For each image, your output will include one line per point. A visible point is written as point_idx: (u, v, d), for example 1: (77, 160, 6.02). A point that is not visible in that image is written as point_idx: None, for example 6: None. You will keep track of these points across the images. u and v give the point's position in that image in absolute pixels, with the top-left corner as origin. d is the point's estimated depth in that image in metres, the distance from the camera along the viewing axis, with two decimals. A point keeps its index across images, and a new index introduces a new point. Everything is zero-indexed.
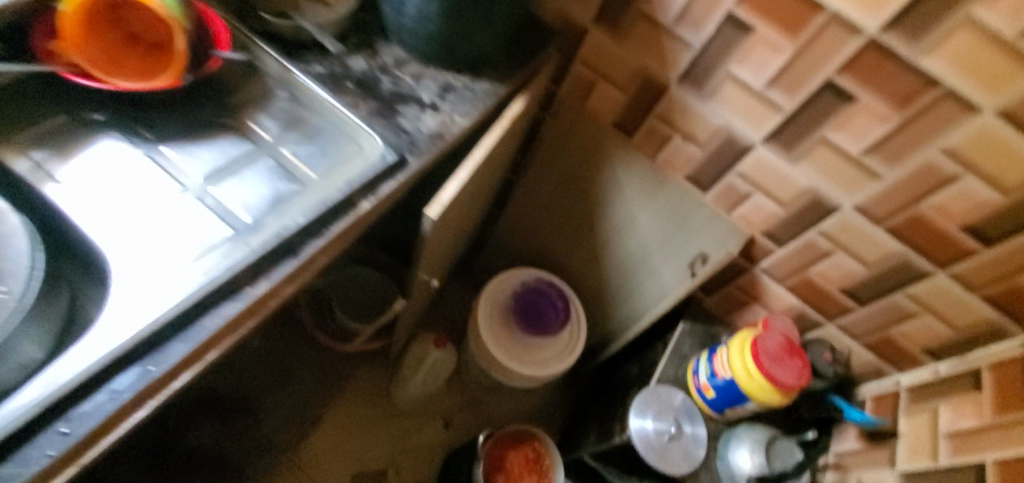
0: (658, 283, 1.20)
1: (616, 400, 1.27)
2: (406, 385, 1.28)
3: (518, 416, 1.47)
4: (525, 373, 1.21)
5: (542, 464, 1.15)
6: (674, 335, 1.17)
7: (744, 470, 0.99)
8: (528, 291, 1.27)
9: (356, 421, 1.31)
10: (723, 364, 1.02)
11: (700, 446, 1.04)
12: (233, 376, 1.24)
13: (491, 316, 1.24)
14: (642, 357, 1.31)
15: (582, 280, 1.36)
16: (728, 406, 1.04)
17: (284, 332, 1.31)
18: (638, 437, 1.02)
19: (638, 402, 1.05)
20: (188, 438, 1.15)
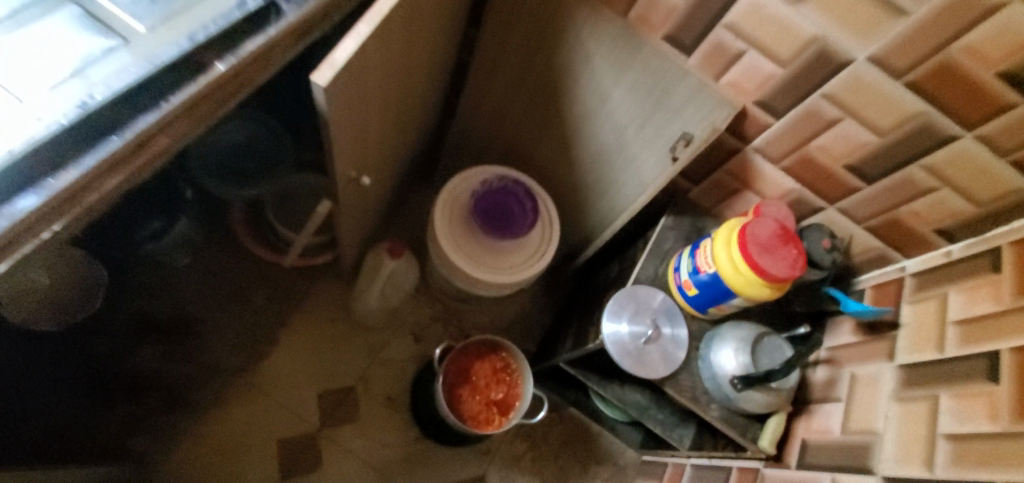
0: (637, 171, 1.05)
1: (594, 304, 1.16)
2: (365, 299, 1.18)
3: (495, 326, 1.39)
4: (491, 280, 1.10)
5: (511, 374, 1.08)
6: (655, 231, 1.05)
7: (726, 372, 0.90)
8: (491, 191, 1.13)
9: (317, 338, 1.23)
10: (707, 258, 0.90)
11: (680, 348, 0.94)
12: (172, 296, 1.13)
13: (450, 219, 1.11)
14: (623, 257, 1.19)
15: (555, 176, 1.21)
16: (712, 304, 0.93)
17: (226, 249, 1.20)
18: (612, 341, 0.93)
19: (612, 305, 0.94)
20: (130, 363, 1.07)
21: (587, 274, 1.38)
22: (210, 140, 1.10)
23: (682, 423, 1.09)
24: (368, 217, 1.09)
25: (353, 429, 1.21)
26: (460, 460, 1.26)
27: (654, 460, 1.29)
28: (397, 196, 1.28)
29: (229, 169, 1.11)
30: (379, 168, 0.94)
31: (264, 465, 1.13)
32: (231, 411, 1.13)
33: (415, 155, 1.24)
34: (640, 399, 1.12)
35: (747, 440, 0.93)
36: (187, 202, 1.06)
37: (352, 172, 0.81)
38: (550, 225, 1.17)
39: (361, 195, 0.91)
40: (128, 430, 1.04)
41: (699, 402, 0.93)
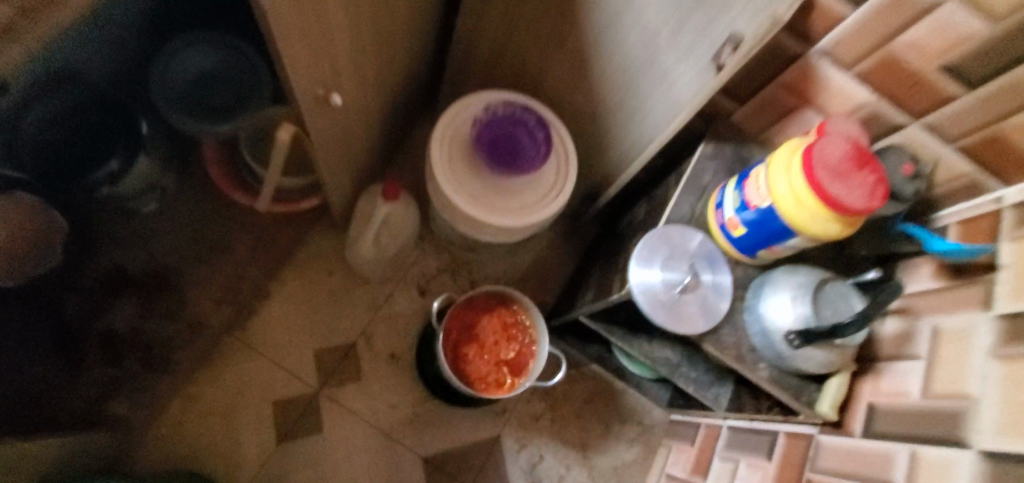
0: (670, 89, 0.87)
1: (620, 249, 1.02)
2: (360, 249, 1.06)
3: (509, 277, 1.26)
4: (499, 224, 0.96)
5: (524, 331, 0.95)
6: (692, 161, 0.87)
7: (779, 327, 0.75)
8: (496, 121, 0.97)
9: (312, 293, 1.13)
10: (760, 190, 0.72)
11: (723, 299, 0.79)
12: (146, 247, 1.03)
13: (450, 156, 0.96)
14: (652, 196, 1.03)
15: (573, 102, 1.04)
16: (763, 247, 0.76)
17: (201, 193, 1.08)
18: (642, 292, 0.78)
19: (640, 249, 0.79)
20: (103, 322, 0.98)
21: (611, 217, 1.23)
22: (174, 65, 0.97)
23: (719, 382, 0.98)
24: (356, 153, 0.94)
25: (356, 388, 1.11)
26: (473, 421, 1.16)
27: (684, 420, 1.18)
28: (393, 132, 1.13)
29: (199, 104, 0.97)
30: (361, 91, 0.79)
31: (260, 426, 1.05)
32: (222, 372, 1.06)
33: (412, 83, 1.08)
34: (670, 356, 0.99)
35: (801, 403, 0.80)
36: (146, 137, 0.96)
37: (319, 89, 0.65)
38: (566, 159, 1.01)
39: (338, 123, 0.77)
40: (106, 394, 0.97)
41: (745, 362, 0.80)
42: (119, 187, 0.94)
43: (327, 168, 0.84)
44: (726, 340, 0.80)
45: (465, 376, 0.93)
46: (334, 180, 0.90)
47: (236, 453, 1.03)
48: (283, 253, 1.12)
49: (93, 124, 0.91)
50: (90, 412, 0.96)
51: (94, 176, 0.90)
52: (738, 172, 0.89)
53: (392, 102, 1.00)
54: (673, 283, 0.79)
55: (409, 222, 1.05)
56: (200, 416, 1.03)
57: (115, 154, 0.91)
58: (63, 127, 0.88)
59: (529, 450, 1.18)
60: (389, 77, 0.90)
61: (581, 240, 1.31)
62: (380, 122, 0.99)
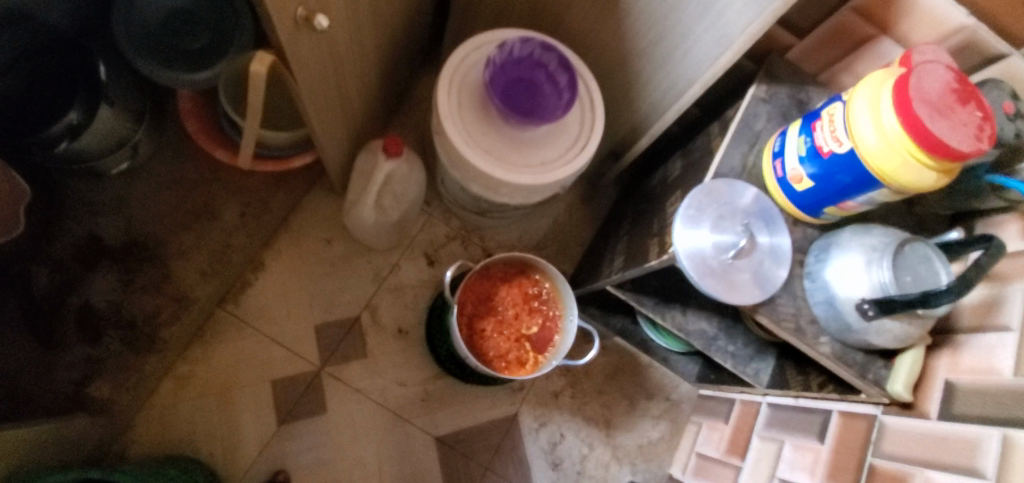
0: (718, 19, 0.74)
1: (651, 210, 0.91)
2: (360, 213, 0.95)
3: (524, 244, 1.15)
4: (517, 183, 0.84)
5: (546, 303, 0.85)
6: (742, 105, 0.75)
7: (850, 296, 0.65)
8: (511, 62, 0.83)
9: (310, 263, 1.03)
10: (838, 133, 0.61)
11: (781, 265, 0.68)
12: (123, 213, 0.93)
13: (459, 104, 0.84)
14: (687, 150, 0.91)
15: (598, 43, 0.90)
16: (831, 204, 0.65)
17: (180, 156, 0.97)
18: (690, 258, 0.67)
19: (686, 208, 0.69)
20: (79, 296, 0.88)
21: (636, 177, 1.11)
22: (138, 4, 0.87)
23: (758, 356, 0.89)
24: (353, 103, 0.83)
25: (362, 365, 1.02)
26: (489, 398, 1.07)
27: (715, 396, 1.08)
28: (393, 83, 1.01)
29: (169, 48, 0.87)
30: (353, 22, 0.67)
31: (260, 408, 0.97)
32: (217, 348, 0.97)
33: (413, 25, 0.95)
34: (706, 329, 0.89)
35: (866, 382, 0.69)
36: (108, 83, 0.83)
37: (300, 9, 0.53)
38: (592, 107, 0.88)
39: (325, 59, 0.65)
40: (87, 375, 0.86)
41: (804, 336, 0.69)
42: (82, 144, 0.82)
43: (316, 115, 0.72)
44: (783, 312, 0.70)
45: (482, 354, 0.84)
46: (326, 133, 0.79)
47: (235, 435, 0.95)
48: (276, 219, 1.02)
49: (49, 72, 0.83)
50: (70, 397, 0.85)
51: (50, 130, 0.79)
52: (794, 117, 0.76)
53: (391, 43, 0.88)
54: (726, 248, 0.68)
55: (414, 183, 0.94)
56: (197, 395, 0.95)
57: (75, 105, 0.81)
58: (15, 75, 0.82)
59: (550, 428, 1.10)
60: (386, 10, 0.77)
61: (602, 203, 1.20)
62: (378, 67, 0.87)
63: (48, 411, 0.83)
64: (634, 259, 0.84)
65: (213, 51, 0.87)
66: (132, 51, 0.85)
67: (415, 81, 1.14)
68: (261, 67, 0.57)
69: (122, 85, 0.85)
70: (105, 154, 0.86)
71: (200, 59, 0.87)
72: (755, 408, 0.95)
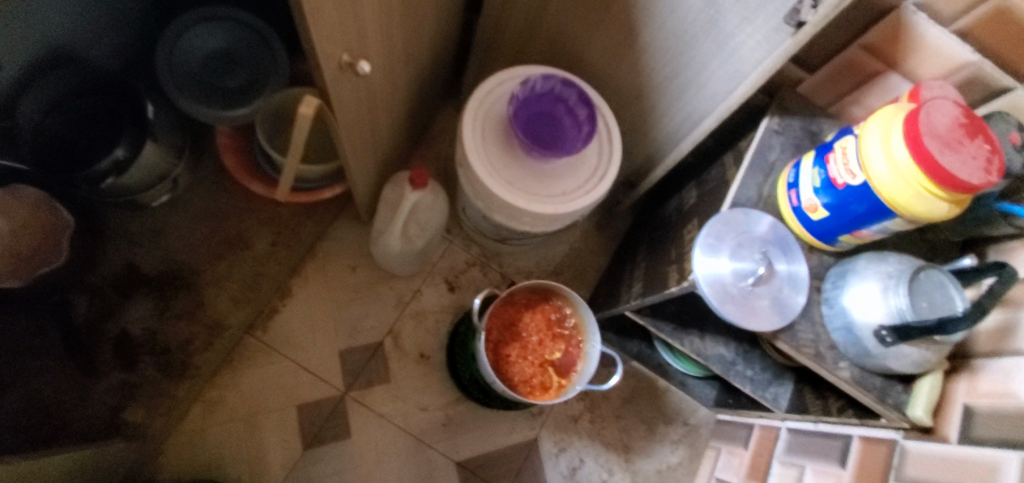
0: (731, 56, 0.78)
1: (668, 237, 0.93)
2: (386, 241, 0.98)
3: (542, 270, 1.18)
4: (540, 212, 0.87)
5: (569, 328, 0.87)
6: (756, 137, 0.78)
7: (868, 322, 0.67)
8: (533, 98, 0.88)
9: (335, 290, 1.06)
10: (851, 166, 0.64)
11: (799, 291, 0.70)
12: (160, 243, 0.98)
13: (483, 137, 0.88)
14: (702, 179, 0.94)
15: (614, 78, 0.95)
16: (846, 232, 0.68)
17: (215, 188, 1.03)
18: (711, 285, 0.70)
19: (705, 236, 0.71)
20: (116, 324, 0.93)
21: (651, 204, 1.14)
22: (182, 45, 0.92)
23: (777, 380, 0.90)
24: (382, 136, 0.87)
25: (385, 390, 1.04)
26: (509, 423, 1.09)
27: (733, 421, 1.06)
28: (417, 116, 1.06)
29: (209, 85, 0.93)
30: (388, 63, 0.71)
31: (286, 433, 0.99)
32: (245, 373, 0.99)
33: (438, 62, 1.00)
34: (723, 353, 0.90)
35: (886, 406, 0.71)
36: (153, 121, 0.89)
37: (345, 54, 0.57)
38: (608, 139, 0.92)
39: (363, 99, 0.69)
40: (122, 401, 0.90)
41: (824, 361, 0.71)
42: (127, 179, 0.87)
43: (352, 151, 0.76)
44: (803, 338, 0.72)
45: (508, 379, 0.86)
46: (357, 166, 0.82)
47: (262, 458, 0.97)
48: (304, 248, 1.05)
49: (95, 111, 0.89)
50: (106, 422, 0.89)
51: (97, 166, 0.83)
52: (807, 148, 0.79)
53: (418, 81, 0.92)
54: (745, 275, 0.70)
55: (438, 212, 0.97)
56: (224, 419, 0.97)
57: (122, 141, 0.85)
58: (62, 115, 0.87)
59: (569, 453, 1.11)
60: (415, 51, 0.82)
61: (618, 230, 1.23)
62: (406, 103, 0.91)
63: (85, 436, 0.86)
64: (653, 284, 0.86)
65: (252, 88, 0.94)
66: (175, 92, 0.90)
67: (435, 114, 1.19)
68: (309, 110, 0.60)
69: (163, 122, 0.91)
70: (149, 186, 0.91)
71: (239, 98, 0.93)
72: (774, 433, 0.92)
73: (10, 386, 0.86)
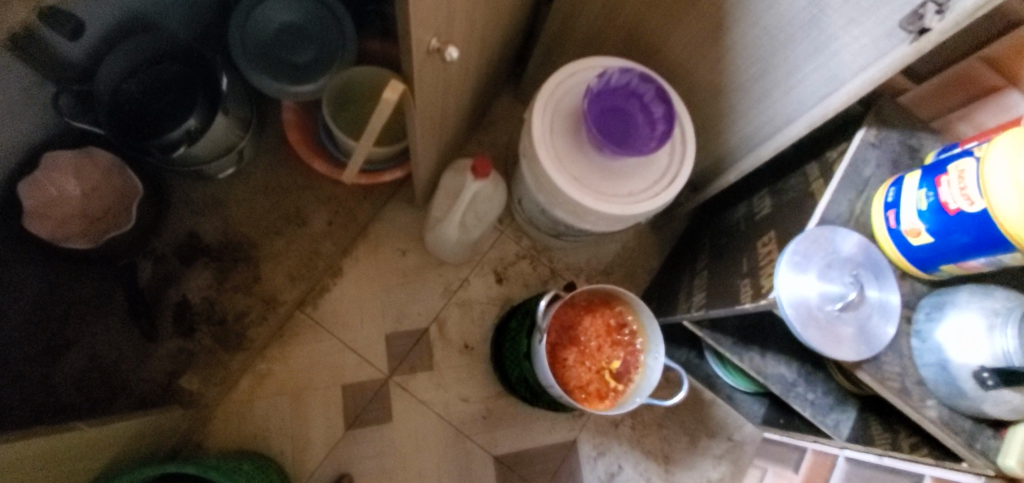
0: (830, 61, 0.73)
1: (735, 247, 0.88)
2: (441, 229, 0.96)
3: (592, 268, 1.14)
4: (607, 212, 0.84)
5: (629, 336, 0.84)
6: (850, 150, 0.73)
7: (966, 362, 0.62)
8: (607, 91, 0.84)
9: (385, 273, 1.05)
10: (968, 191, 0.59)
11: (890, 321, 0.66)
12: (220, 215, 0.99)
13: (551, 130, 0.84)
14: (778, 188, 0.89)
15: (693, 76, 0.90)
16: (949, 261, 0.63)
17: (276, 162, 1.02)
18: (795, 307, 0.65)
19: (793, 252, 0.66)
20: (176, 291, 0.95)
21: (713, 210, 1.09)
22: (254, 16, 0.91)
23: (839, 406, 0.85)
24: (448, 123, 0.85)
25: (428, 377, 1.03)
26: (548, 421, 1.07)
27: (782, 442, 1.00)
28: (479, 103, 1.03)
29: (277, 59, 0.92)
30: (466, 47, 0.68)
31: (330, 412, 0.99)
32: (294, 350, 1.00)
33: (505, 49, 0.97)
34: (785, 373, 0.86)
35: (974, 452, 0.65)
36: (227, 93, 0.88)
37: (434, 39, 0.55)
38: (683, 140, 0.88)
39: (440, 85, 0.66)
40: (177, 368, 0.94)
41: (910, 398, 0.66)
42: (197, 149, 0.86)
43: (420, 137, 0.74)
44: (888, 370, 0.67)
45: (564, 383, 0.83)
46: (422, 152, 0.80)
47: (305, 435, 0.98)
48: (357, 229, 1.05)
49: (170, 79, 0.89)
50: (162, 386, 0.93)
51: (170, 135, 0.83)
52: (905, 165, 0.73)
53: (486, 67, 0.89)
54: (832, 299, 0.66)
55: (496, 203, 0.95)
56: (273, 390, 0.98)
57: (195, 111, 0.86)
58: (140, 80, 0.88)
59: (608, 458, 1.08)
60: (489, 37, 0.79)
61: (674, 233, 1.18)
62: (472, 89, 0.88)
63: (144, 399, 0.92)
64: (719, 297, 0.82)
65: (318, 65, 0.92)
66: (246, 65, 0.89)
67: (494, 100, 1.15)
68: (393, 95, 0.58)
69: (236, 94, 0.90)
70: (214, 157, 0.91)
71: (306, 73, 0.92)
72: (830, 460, 0.85)
73: (72, 347, 0.90)
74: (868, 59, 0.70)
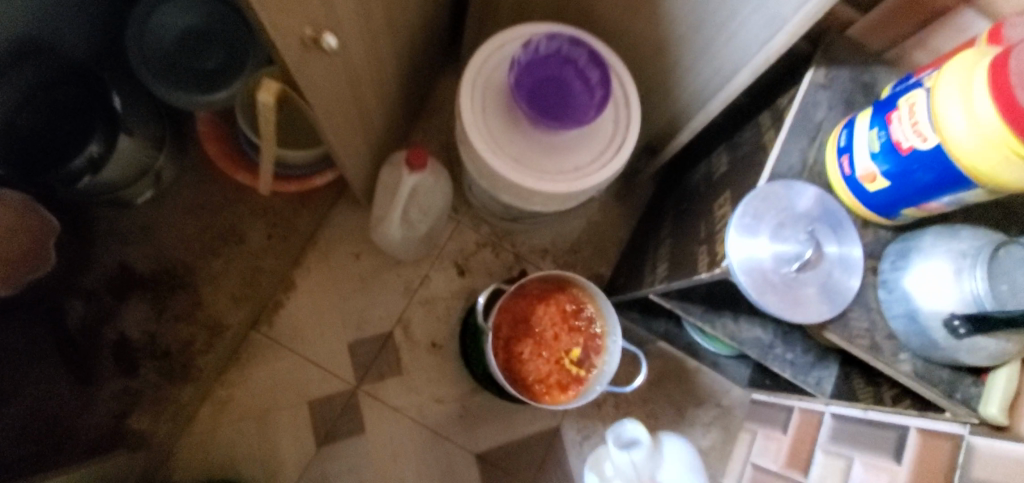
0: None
1: (695, 210, 0.83)
2: (386, 229, 0.91)
3: (559, 248, 1.09)
4: (551, 192, 0.79)
5: (587, 321, 0.81)
6: (799, 95, 0.67)
7: (934, 310, 0.58)
8: (537, 61, 0.78)
9: (340, 280, 1.00)
10: (920, 126, 0.54)
11: (853, 275, 0.61)
12: (151, 242, 0.94)
13: (484, 111, 0.79)
14: (733, 143, 0.83)
15: (631, 33, 0.83)
16: (909, 204, 0.58)
17: (204, 177, 0.97)
18: (747, 273, 0.60)
19: (741, 215, 0.61)
20: (113, 328, 0.90)
21: (676, 172, 1.04)
22: (151, 25, 0.85)
23: (820, 363, 0.81)
24: (371, 115, 0.79)
25: (398, 382, 0.99)
26: (529, 410, 1.03)
27: (770, 402, 0.94)
28: (413, 89, 0.96)
29: (183, 69, 0.85)
30: (365, 31, 0.62)
31: (299, 430, 0.96)
32: (253, 371, 0.96)
33: (430, 26, 0.90)
34: (761, 336, 0.82)
35: (953, 402, 0.62)
36: (124, 113, 0.84)
37: (309, 28, 0.49)
38: (624, 105, 0.82)
39: (339, 76, 0.60)
40: (125, 408, 0.89)
41: (881, 353, 0.62)
42: (105, 177, 0.82)
43: (336, 136, 0.68)
44: (855, 327, 0.63)
45: (522, 378, 0.81)
46: (345, 151, 0.75)
47: (276, 457, 0.94)
48: (303, 237, 1.00)
49: (66, 103, 0.83)
50: (110, 430, 0.87)
51: (72, 164, 0.80)
52: (860, 104, 0.68)
53: (408, 50, 0.83)
54: (788, 260, 0.61)
55: (440, 194, 0.90)
56: (235, 416, 0.94)
57: (95, 137, 0.81)
58: (33, 109, 0.82)
59: (594, 441, 1.04)
60: (400, 16, 0.72)
61: (640, 200, 1.13)
62: (396, 75, 0.82)
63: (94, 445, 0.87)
64: (680, 266, 0.77)
65: (230, 68, 0.86)
66: (145, 79, 0.83)
67: (434, 83, 1.09)
68: (268, 97, 0.56)
69: (137, 113, 0.86)
70: (131, 182, 0.87)
71: (215, 79, 0.86)
72: (817, 418, 0.79)
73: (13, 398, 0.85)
74: None
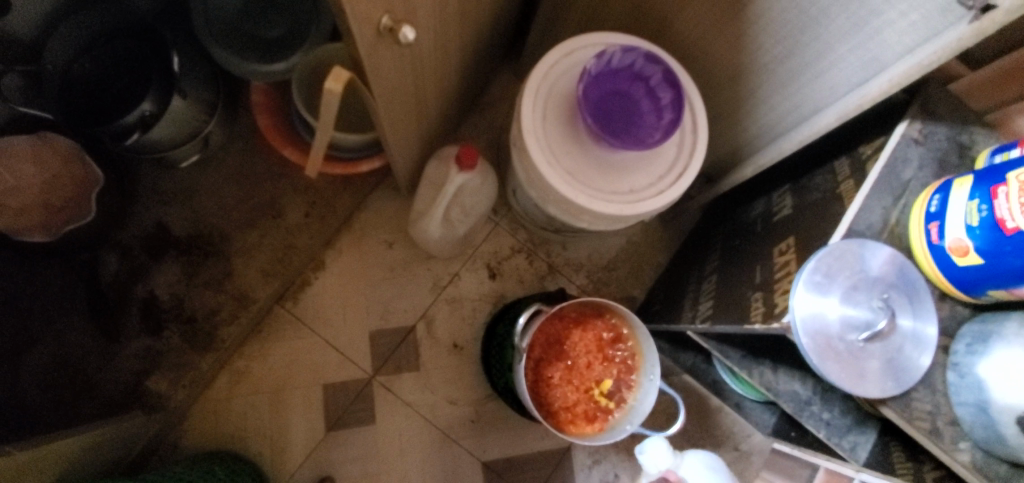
0: (867, 42, 0.62)
1: (750, 251, 0.79)
2: (425, 225, 0.89)
3: (594, 264, 1.05)
4: (602, 212, 0.75)
5: (622, 352, 0.80)
6: (887, 148, 0.62)
7: (1010, 405, 0.53)
8: (607, 73, 0.74)
9: (370, 267, 0.98)
10: None
11: (924, 352, 0.57)
12: (190, 205, 0.93)
13: (544, 118, 0.75)
14: (801, 185, 0.79)
15: (708, 56, 0.79)
16: (1000, 287, 0.53)
17: (250, 147, 0.96)
18: (811, 336, 0.56)
19: (813, 272, 0.57)
20: (143, 286, 0.90)
21: (729, 203, 0.99)
22: None
23: (857, 427, 0.74)
24: (428, 108, 0.76)
25: (413, 378, 0.97)
26: (542, 426, 1.00)
27: (791, 454, 0.90)
28: (470, 83, 0.93)
29: (245, 36, 0.84)
30: (438, 24, 0.59)
31: (310, 412, 0.95)
32: (273, 347, 0.95)
33: (498, 22, 0.87)
34: (799, 390, 0.76)
35: None
36: (181, 74, 0.82)
37: (386, 17, 0.47)
38: (693, 133, 0.78)
39: (406, 68, 0.57)
40: (147, 368, 0.89)
41: (941, 440, 0.57)
42: (153, 136, 0.81)
43: (391, 128, 0.66)
44: (916, 408, 0.59)
45: (548, 404, 0.80)
46: (398, 143, 0.72)
47: (284, 436, 0.94)
48: (339, 219, 0.98)
49: (126, 57, 0.84)
50: (129, 387, 0.88)
51: (122, 120, 0.79)
52: (953, 166, 0.63)
53: (474, 44, 0.80)
54: (857, 327, 0.57)
55: (484, 196, 0.87)
56: (250, 390, 0.94)
57: (150, 95, 0.81)
58: (94, 57, 0.83)
59: (604, 467, 1.00)
60: (473, 11, 0.69)
61: (685, 226, 1.08)
62: (458, 69, 0.79)
63: (111, 400, 0.87)
64: (727, 309, 0.73)
65: (292, 40, 0.84)
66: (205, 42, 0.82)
67: (490, 79, 1.06)
68: (337, 84, 0.51)
69: (195, 73, 0.84)
70: (178, 144, 0.85)
71: (275, 49, 0.84)
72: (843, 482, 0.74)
73: (37, 345, 0.85)
74: (916, 38, 0.58)
